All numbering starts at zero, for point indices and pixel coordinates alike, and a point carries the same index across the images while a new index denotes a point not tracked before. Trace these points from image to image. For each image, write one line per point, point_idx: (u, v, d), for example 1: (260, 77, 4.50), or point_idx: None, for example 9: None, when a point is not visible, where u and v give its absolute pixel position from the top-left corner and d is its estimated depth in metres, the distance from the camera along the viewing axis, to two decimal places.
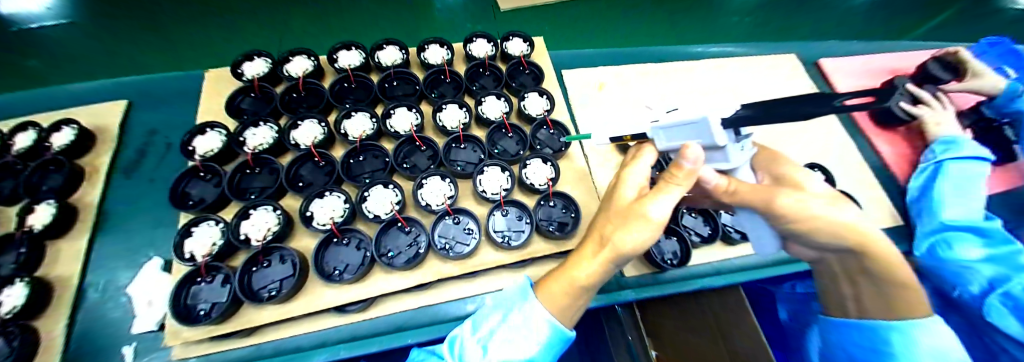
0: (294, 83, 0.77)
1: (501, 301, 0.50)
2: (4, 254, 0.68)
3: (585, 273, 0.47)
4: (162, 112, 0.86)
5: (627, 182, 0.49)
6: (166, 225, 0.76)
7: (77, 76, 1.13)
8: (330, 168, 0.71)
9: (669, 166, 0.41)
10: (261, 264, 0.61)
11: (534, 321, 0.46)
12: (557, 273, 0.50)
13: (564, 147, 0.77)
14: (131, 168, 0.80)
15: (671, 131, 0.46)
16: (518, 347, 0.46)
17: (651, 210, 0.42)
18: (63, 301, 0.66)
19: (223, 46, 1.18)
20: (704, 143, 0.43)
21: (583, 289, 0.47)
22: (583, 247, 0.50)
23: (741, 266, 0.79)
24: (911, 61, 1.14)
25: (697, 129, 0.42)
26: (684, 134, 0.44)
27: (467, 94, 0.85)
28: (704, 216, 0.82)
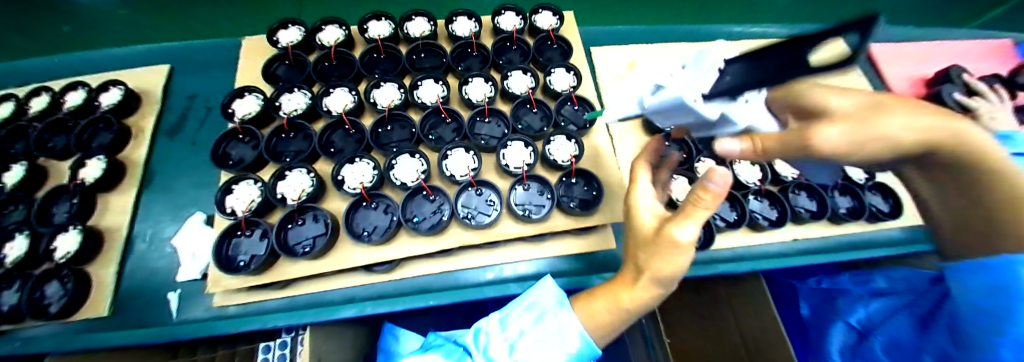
0: (326, 51, 0.79)
1: (534, 304, 0.50)
2: (58, 204, 0.72)
3: (626, 300, 0.44)
4: (202, 78, 0.90)
5: (639, 205, 0.44)
6: (204, 185, 0.78)
7: (105, 40, 1.13)
8: (360, 135, 0.73)
9: (693, 188, 0.33)
10: (296, 221, 0.65)
11: (564, 329, 0.48)
12: (596, 293, 0.48)
13: (589, 125, 0.77)
14: (173, 130, 0.83)
15: (664, 117, 0.43)
16: (544, 351, 0.48)
17: (678, 236, 0.36)
18: (112, 250, 0.69)
19: (250, 14, 1.19)
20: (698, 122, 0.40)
21: (626, 313, 0.45)
22: (622, 274, 0.46)
23: (764, 254, 0.78)
24: (970, 49, 1.06)
25: (684, 112, 0.39)
26: (675, 116, 0.41)
27: (493, 68, 0.85)
28: (731, 201, 0.80)
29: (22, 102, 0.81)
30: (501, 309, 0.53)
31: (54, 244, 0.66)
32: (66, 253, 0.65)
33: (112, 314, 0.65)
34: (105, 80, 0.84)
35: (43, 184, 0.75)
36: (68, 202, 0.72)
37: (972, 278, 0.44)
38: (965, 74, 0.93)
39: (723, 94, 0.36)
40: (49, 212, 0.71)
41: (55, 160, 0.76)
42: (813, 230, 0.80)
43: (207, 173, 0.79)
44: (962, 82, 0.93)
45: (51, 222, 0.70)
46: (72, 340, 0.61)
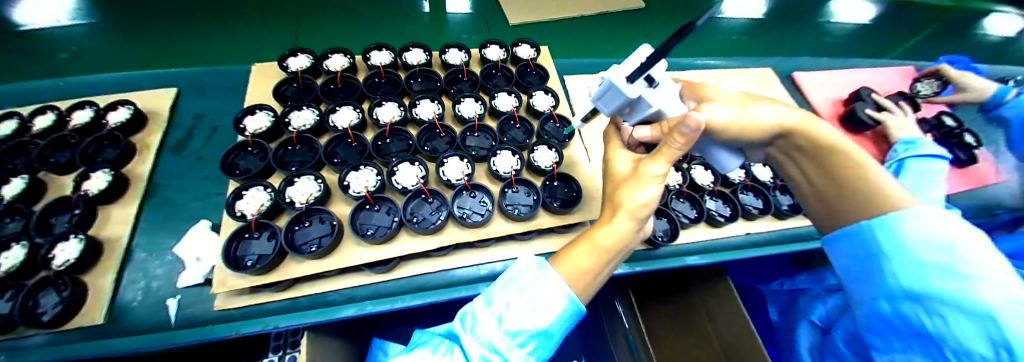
0: (332, 76, 0.88)
1: (515, 276, 0.52)
2: (59, 215, 0.74)
3: (607, 238, 0.52)
4: (209, 100, 0.96)
5: (617, 158, 0.58)
6: (206, 197, 0.82)
7: (89, 67, 1.16)
8: (362, 148, 0.81)
9: (672, 133, 0.44)
10: (303, 223, 0.70)
11: (549, 292, 0.50)
12: (579, 241, 0.54)
13: (566, 137, 0.88)
14: (178, 147, 0.88)
15: (603, 100, 0.53)
16: (534, 318, 0.49)
17: (653, 171, 0.49)
18: (111, 258, 0.70)
19: (245, 48, 1.26)
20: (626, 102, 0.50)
21: (607, 253, 0.53)
22: (602, 218, 0.55)
23: (725, 247, 0.88)
24: (875, 76, 1.28)
25: (617, 92, 0.49)
26: (609, 99, 0.52)
27: (482, 90, 0.96)
28: (691, 201, 0.92)
29: (26, 120, 0.85)
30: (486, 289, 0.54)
31: (53, 252, 0.67)
32: (66, 259, 0.66)
33: (111, 319, 0.66)
34: (113, 101, 0.89)
35: (42, 196, 0.77)
36: (69, 213, 0.74)
37: (842, 248, 0.50)
38: (873, 94, 1.12)
39: (641, 71, 0.46)
40: (49, 223, 0.73)
41: (56, 174, 0.79)
42: (763, 224, 0.91)
43: (210, 186, 0.84)
44: (872, 100, 1.12)
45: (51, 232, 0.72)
46: (70, 346, 0.61)
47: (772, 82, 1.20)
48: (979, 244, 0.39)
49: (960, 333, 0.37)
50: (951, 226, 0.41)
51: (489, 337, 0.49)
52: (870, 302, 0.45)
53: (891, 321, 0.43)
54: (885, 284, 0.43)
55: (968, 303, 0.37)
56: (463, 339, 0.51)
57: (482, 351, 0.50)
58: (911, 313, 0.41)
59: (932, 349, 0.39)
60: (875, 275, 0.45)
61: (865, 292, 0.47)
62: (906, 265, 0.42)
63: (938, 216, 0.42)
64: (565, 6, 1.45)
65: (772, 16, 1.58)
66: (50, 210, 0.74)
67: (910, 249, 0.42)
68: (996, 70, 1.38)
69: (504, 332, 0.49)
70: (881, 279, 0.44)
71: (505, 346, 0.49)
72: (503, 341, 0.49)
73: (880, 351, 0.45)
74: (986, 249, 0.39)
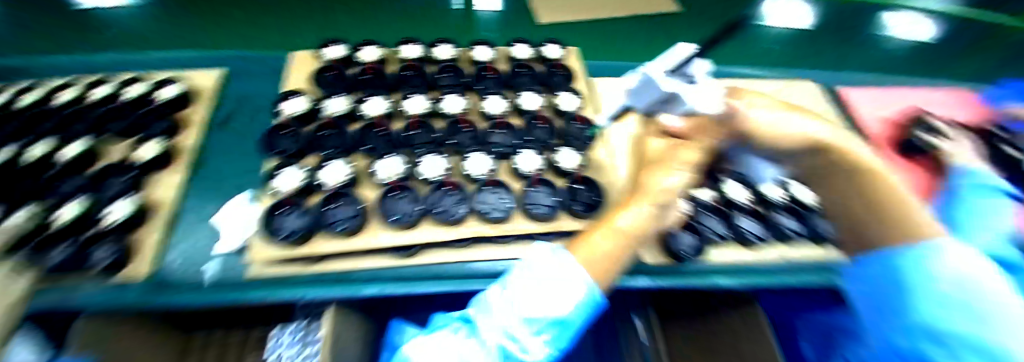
0: (364, 67, 0.94)
1: (532, 262, 0.52)
2: (106, 180, 0.78)
3: (628, 222, 0.52)
4: (254, 85, 1.05)
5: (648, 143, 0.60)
6: (250, 173, 0.89)
7: (128, 45, 1.24)
8: (389, 136, 0.84)
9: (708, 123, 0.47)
10: (331, 204, 0.73)
11: (568, 280, 0.48)
12: (598, 226, 0.55)
13: (590, 141, 0.88)
14: (225, 124, 0.96)
15: (640, 94, 0.55)
16: (553, 306, 0.48)
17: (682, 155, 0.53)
18: (155, 224, 0.74)
19: (271, 35, 1.30)
20: (660, 97, 0.51)
21: (629, 237, 0.52)
22: (628, 201, 0.55)
23: (758, 270, 0.85)
24: (930, 97, 1.19)
25: (651, 85, 0.50)
26: (646, 93, 0.53)
27: (507, 88, 0.98)
28: (722, 215, 0.89)
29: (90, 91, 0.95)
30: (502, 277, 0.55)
31: (103, 213, 0.71)
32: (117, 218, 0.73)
33: None
34: (166, 79, 0.98)
35: (102, 160, 0.85)
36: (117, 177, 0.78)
37: (873, 269, 0.60)
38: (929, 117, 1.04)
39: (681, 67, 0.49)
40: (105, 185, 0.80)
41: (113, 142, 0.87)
42: (797, 248, 0.87)
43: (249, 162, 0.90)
44: (924, 122, 1.04)
45: (97, 194, 0.75)
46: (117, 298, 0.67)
47: (811, 97, 1.15)
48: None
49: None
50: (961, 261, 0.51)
51: (506, 324, 0.49)
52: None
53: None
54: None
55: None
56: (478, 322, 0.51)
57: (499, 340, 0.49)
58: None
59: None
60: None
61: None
62: (933, 298, 0.54)
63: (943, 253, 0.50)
64: (598, 9, 1.44)
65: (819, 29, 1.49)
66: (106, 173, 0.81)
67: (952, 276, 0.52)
68: None
69: (523, 320, 0.48)
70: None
71: (523, 334, 0.49)
72: (521, 329, 0.49)
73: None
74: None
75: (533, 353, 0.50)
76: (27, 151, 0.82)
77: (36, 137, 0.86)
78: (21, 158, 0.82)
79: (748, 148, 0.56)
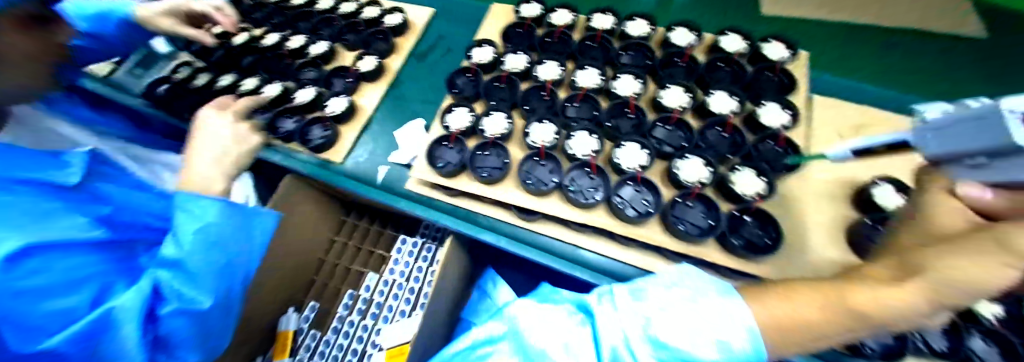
0: (552, 30, 0.93)
1: (672, 278, 0.52)
2: (335, 79, 1.05)
3: (863, 299, 0.39)
4: (449, 25, 1.16)
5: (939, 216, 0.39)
6: (428, 102, 1.03)
7: None
8: (552, 102, 0.83)
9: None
10: (484, 151, 0.80)
11: (714, 313, 0.45)
12: (802, 288, 0.46)
13: (787, 170, 0.70)
14: (421, 56, 1.11)
15: (949, 132, 0.36)
16: (689, 339, 0.44)
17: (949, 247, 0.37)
18: (355, 123, 0.98)
19: None
20: (986, 148, 0.32)
21: (839, 316, 0.41)
22: (839, 283, 0.44)
23: None
24: None
25: (981, 124, 0.32)
26: (966, 136, 0.34)
27: (698, 83, 0.84)
28: (1004, 350, 0.59)
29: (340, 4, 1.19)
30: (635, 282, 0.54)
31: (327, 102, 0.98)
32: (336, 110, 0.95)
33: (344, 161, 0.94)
34: (391, 7, 1.16)
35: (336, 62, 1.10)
36: (340, 80, 1.05)
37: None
38: None
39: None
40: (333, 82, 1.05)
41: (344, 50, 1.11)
42: None
43: (429, 94, 1.04)
44: None
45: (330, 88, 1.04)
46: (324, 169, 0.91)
47: None
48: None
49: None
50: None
51: (629, 326, 0.48)
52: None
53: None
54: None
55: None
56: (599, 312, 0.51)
57: (616, 343, 0.48)
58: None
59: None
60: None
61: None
62: None
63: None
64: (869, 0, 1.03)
65: None
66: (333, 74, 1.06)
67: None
68: None
69: (646, 336, 0.47)
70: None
71: (643, 352, 0.46)
72: (642, 345, 0.47)
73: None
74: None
75: None
76: (288, 40, 1.12)
77: (302, 33, 1.15)
78: (284, 43, 1.12)
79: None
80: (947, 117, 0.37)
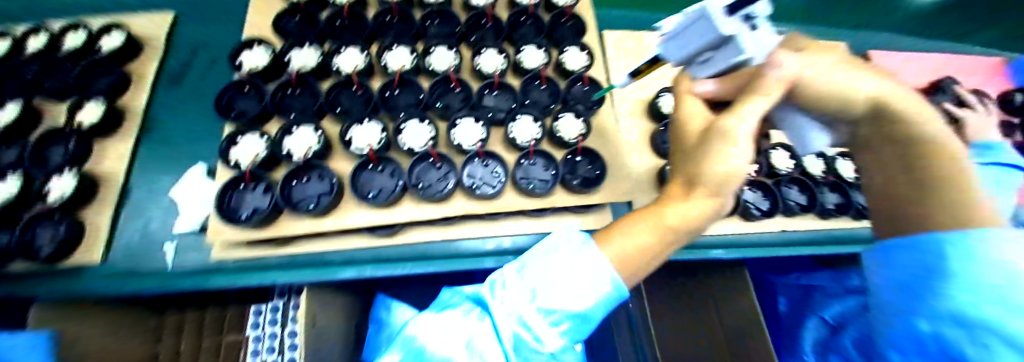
0: (338, 9, 0.78)
1: (559, 242, 0.47)
2: (53, 148, 0.68)
3: (676, 217, 0.44)
4: (204, 27, 0.85)
5: (689, 111, 0.47)
6: (208, 137, 0.75)
7: None
8: (367, 97, 0.72)
9: (756, 75, 0.39)
10: (300, 179, 0.64)
11: (594, 267, 0.44)
12: (643, 213, 0.47)
13: (597, 105, 0.77)
14: (175, 79, 0.79)
15: (680, 37, 0.44)
16: (573, 298, 0.44)
17: (736, 127, 0.39)
18: (104, 205, 0.66)
19: None
20: (709, 42, 0.40)
21: (671, 233, 0.44)
22: (670, 193, 0.46)
23: (790, 242, 0.81)
24: (960, 67, 1.11)
25: (703, 24, 0.39)
26: (693, 39, 0.42)
27: (508, 40, 0.83)
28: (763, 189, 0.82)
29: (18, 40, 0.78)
30: (518, 257, 0.49)
31: (49, 186, 0.64)
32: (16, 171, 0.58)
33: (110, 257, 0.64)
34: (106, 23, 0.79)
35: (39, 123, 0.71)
36: (62, 145, 0.68)
37: (895, 261, 0.40)
38: (956, 88, 0.97)
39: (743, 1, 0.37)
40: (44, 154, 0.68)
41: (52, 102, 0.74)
42: (801, 221, 0.81)
43: (207, 126, 0.76)
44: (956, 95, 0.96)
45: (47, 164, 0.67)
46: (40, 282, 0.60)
47: None
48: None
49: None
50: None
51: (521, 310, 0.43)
52: (903, 319, 0.38)
53: (922, 340, 0.35)
54: (930, 302, 0.36)
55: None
56: (494, 306, 0.45)
57: (514, 328, 0.44)
58: (953, 337, 0.33)
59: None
60: (921, 292, 0.37)
61: (901, 308, 0.39)
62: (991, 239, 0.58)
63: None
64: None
65: None
66: (46, 141, 0.68)
67: (989, 275, 0.33)
68: None
69: (538, 309, 0.44)
70: (922, 297, 0.37)
71: (539, 325, 0.44)
72: (537, 320, 0.44)
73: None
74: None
75: (548, 344, 0.44)
76: None
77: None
78: None
79: (805, 113, 0.44)
80: (676, 25, 0.44)
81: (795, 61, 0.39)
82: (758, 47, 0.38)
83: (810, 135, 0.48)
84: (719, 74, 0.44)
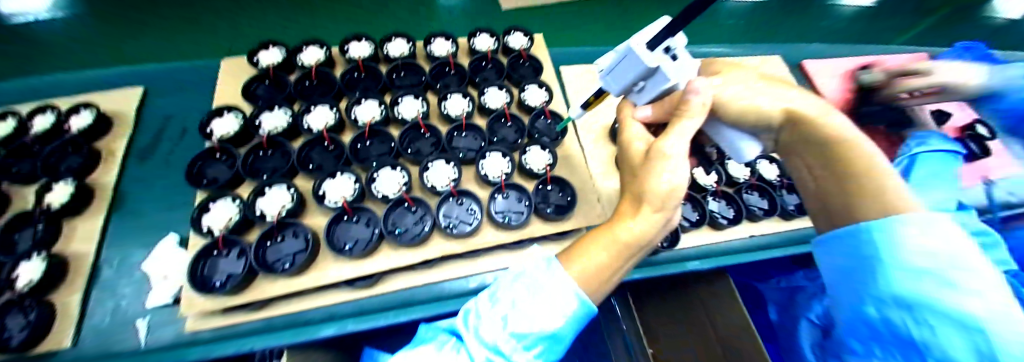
0: (306, 71, 0.82)
1: (523, 271, 0.49)
2: (22, 232, 0.67)
3: (627, 232, 0.47)
4: (178, 99, 0.88)
5: (632, 138, 0.53)
6: (182, 206, 0.75)
7: (41, 65, 1.04)
8: (339, 152, 0.75)
9: (680, 104, 0.47)
10: (275, 238, 0.64)
11: (558, 292, 0.46)
12: (596, 235, 0.51)
13: (561, 136, 0.82)
14: (146, 153, 0.80)
15: (613, 73, 0.49)
16: (543, 321, 0.46)
17: (667, 149, 0.46)
18: (72, 286, 0.63)
19: (207, 43, 1.13)
20: (640, 74, 0.46)
21: (626, 248, 0.48)
22: (622, 210, 0.50)
23: (758, 245, 0.85)
24: (884, 66, 1.24)
25: (632, 61, 0.45)
26: (626, 74, 0.47)
27: (471, 85, 0.89)
28: (727, 199, 0.89)
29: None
30: (489, 287, 0.52)
31: (16, 272, 0.61)
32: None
33: (78, 342, 0.60)
34: (77, 103, 0.80)
35: (3, 210, 0.69)
36: (31, 229, 0.67)
37: (836, 251, 0.44)
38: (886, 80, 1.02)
39: (661, 37, 0.43)
40: (12, 241, 0.66)
41: (20, 184, 0.72)
42: (765, 224, 0.86)
43: (181, 194, 0.76)
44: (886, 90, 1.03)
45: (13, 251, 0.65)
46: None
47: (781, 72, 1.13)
48: (985, 259, 0.35)
49: (947, 345, 0.33)
50: (948, 234, 0.36)
51: (492, 338, 0.46)
52: (854, 306, 0.41)
53: (874, 326, 0.39)
54: (872, 289, 0.39)
55: (966, 318, 0.33)
56: (467, 338, 0.48)
57: (486, 354, 0.47)
58: (898, 321, 0.37)
59: (914, 357, 0.36)
60: (863, 279, 0.41)
61: (850, 296, 0.42)
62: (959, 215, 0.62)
63: (940, 226, 0.36)
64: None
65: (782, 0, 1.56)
66: (14, 228, 0.67)
67: (912, 259, 0.37)
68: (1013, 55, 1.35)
69: (509, 335, 0.46)
70: (864, 284, 0.40)
71: (511, 350, 0.47)
72: (509, 345, 0.47)
73: (856, 355, 0.42)
74: (994, 282, 0.34)
75: None
76: None
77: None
78: None
79: (736, 129, 0.49)
80: (608, 63, 0.49)
81: (708, 87, 0.46)
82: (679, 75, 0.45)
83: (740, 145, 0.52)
84: (654, 98, 0.51)
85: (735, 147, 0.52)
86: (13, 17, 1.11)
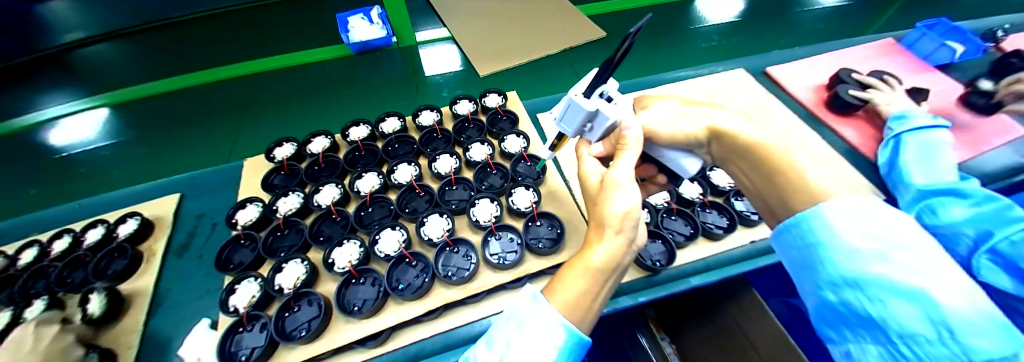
0: (315, 158, 0.95)
1: (515, 311, 0.50)
2: None
3: (598, 258, 0.51)
4: (208, 199, 1.01)
5: (588, 171, 0.60)
6: (211, 292, 0.83)
7: (100, 186, 1.26)
8: (345, 221, 0.84)
9: (618, 141, 0.55)
10: (292, 309, 0.70)
11: (543, 325, 0.47)
12: (572, 263, 0.53)
13: (542, 174, 0.90)
14: (182, 249, 0.91)
15: (564, 119, 0.56)
16: (536, 357, 0.46)
17: (615, 175, 0.52)
18: None
19: (232, 145, 1.32)
20: (585, 117, 0.53)
21: (599, 273, 0.51)
22: (590, 236, 0.54)
23: (762, 249, 0.84)
24: (857, 54, 1.26)
25: (575, 108, 0.53)
26: (574, 118, 0.55)
27: (456, 144, 1.00)
28: (719, 210, 0.91)
29: (45, 245, 0.90)
30: (488, 330, 0.52)
31: None
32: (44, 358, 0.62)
33: None
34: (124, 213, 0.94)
35: None
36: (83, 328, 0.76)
37: (789, 242, 0.46)
38: (853, 74, 1.08)
39: (593, 87, 0.52)
40: None
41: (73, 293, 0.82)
42: (764, 229, 0.86)
43: (209, 282, 0.85)
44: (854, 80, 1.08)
45: None
46: None
47: (749, 81, 1.19)
48: (918, 237, 0.38)
49: (901, 315, 0.35)
50: (884, 218, 0.39)
51: None
52: (816, 294, 0.43)
53: (838, 310, 0.40)
54: (824, 274, 0.41)
55: (905, 287, 0.35)
56: None
57: None
58: (854, 301, 0.38)
59: (878, 334, 0.37)
60: (813, 266, 0.43)
61: (810, 284, 0.44)
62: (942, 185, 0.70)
63: (866, 211, 0.40)
64: (534, 35, 1.49)
65: (747, 17, 1.71)
66: None
67: (847, 238, 0.39)
68: (985, 24, 1.37)
69: None
70: (816, 271, 0.42)
71: None
72: None
73: (833, 342, 0.42)
74: (926, 253, 0.36)
75: None
76: None
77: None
78: None
79: (673, 146, 0.58)
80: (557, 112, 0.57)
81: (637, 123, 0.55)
82: (616, 114, 0.53)
83: (683, 161, 0.61)
84: (603, 135, 0.58)
85: (678, 165, 0.62)
86: (65, 150, 1.34)
